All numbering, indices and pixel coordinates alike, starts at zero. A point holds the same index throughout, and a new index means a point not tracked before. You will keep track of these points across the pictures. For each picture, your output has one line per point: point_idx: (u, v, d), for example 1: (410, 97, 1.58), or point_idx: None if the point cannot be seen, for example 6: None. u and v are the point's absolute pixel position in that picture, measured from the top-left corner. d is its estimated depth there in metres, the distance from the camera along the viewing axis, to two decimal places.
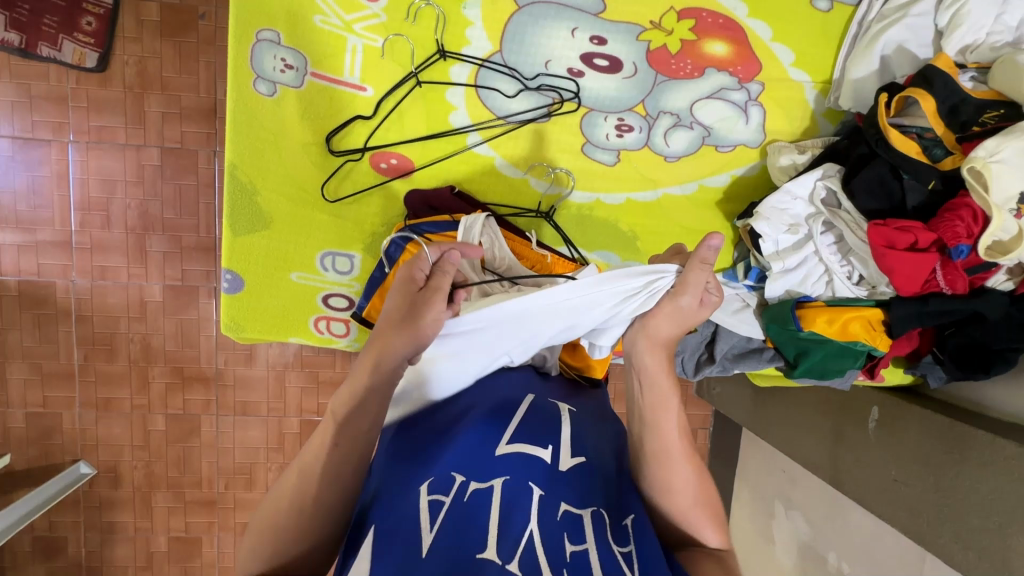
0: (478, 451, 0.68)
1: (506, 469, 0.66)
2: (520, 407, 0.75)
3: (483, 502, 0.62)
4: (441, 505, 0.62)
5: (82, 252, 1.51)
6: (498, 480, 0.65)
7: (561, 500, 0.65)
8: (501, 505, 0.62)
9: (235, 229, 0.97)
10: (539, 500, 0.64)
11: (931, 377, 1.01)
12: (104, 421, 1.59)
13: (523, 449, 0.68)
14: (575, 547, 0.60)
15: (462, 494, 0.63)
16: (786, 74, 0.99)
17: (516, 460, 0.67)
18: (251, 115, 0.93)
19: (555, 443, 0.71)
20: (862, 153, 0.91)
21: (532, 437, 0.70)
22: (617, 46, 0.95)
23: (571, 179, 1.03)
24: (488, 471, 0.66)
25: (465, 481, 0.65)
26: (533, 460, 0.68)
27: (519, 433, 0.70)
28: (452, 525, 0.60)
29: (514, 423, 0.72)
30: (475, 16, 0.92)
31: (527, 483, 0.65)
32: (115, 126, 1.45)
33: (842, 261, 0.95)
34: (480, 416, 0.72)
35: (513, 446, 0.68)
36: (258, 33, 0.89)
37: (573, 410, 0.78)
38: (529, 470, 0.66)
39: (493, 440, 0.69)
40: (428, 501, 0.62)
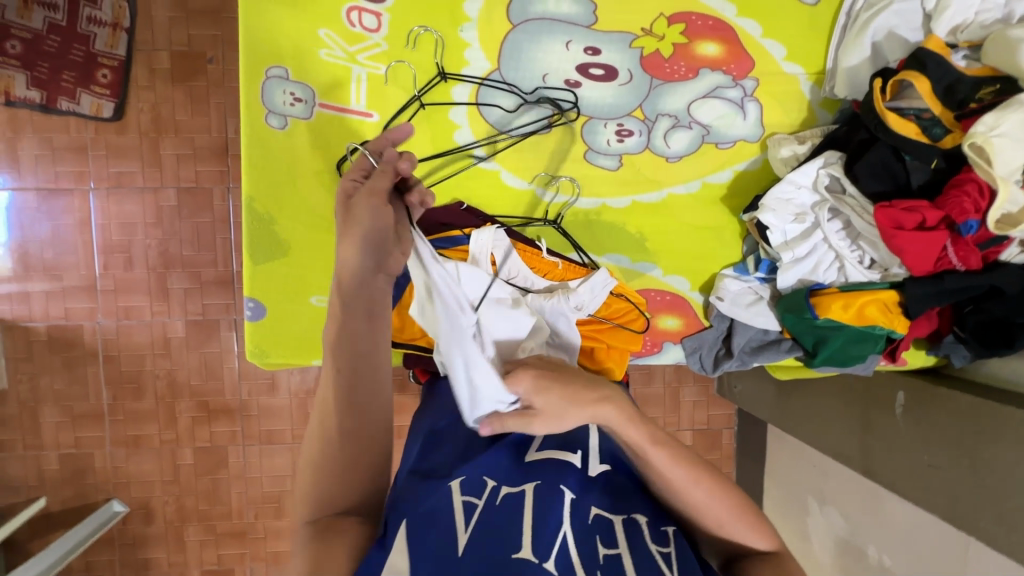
0: (509, 461, 0.70)
1: (538, 474, 0.67)
2: None
3: (515, 504, 0.64)
4: (475, 507, 0.63)
5: (107, 294, 1.56)
6: (530, 484, 0.66)
7: (592, 504, 0.66)
8: (535, 510, 0.63)
9: (255, 258, 1.00)
10: (572, 501, 0.65)
11: (955, 356, 0.99)
12: (135, 458, 1.62)
13: (551, 454, 0.70)
14: (609, 550, 0.61)
15: (494, 497, 0.65)
16: (780, 68, 1.01)
17: (546, 465, 0.69)
18: (265, 148, 0.97)
19: (584, 449, 0.72)
20: (863, 138, 0.92)
21: (560, 444, 0.72)
22: (611, 55, 0.99)
23: (575, 186, 1.05)
24: (520, 476, 0.68)
25: (497, 483, 0.66)
26: (564, 465, 0.69)
27: (547, 441, 0.73)
28: (486, 527, 0.61)
29: (542, 431, 0.74)
30: (472, 38, 0.96)
31: (560, 487, 0.66)
32: (133, 171, 1.52)
33: (852, 246, 0.95)
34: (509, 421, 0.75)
35: (543, 453, 0.71)
36: (267, 70, 0.94)
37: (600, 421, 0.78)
38: (559, 473, 0.68)
39: (523, 446, 0.72)
40: (461, 500, 0.64)
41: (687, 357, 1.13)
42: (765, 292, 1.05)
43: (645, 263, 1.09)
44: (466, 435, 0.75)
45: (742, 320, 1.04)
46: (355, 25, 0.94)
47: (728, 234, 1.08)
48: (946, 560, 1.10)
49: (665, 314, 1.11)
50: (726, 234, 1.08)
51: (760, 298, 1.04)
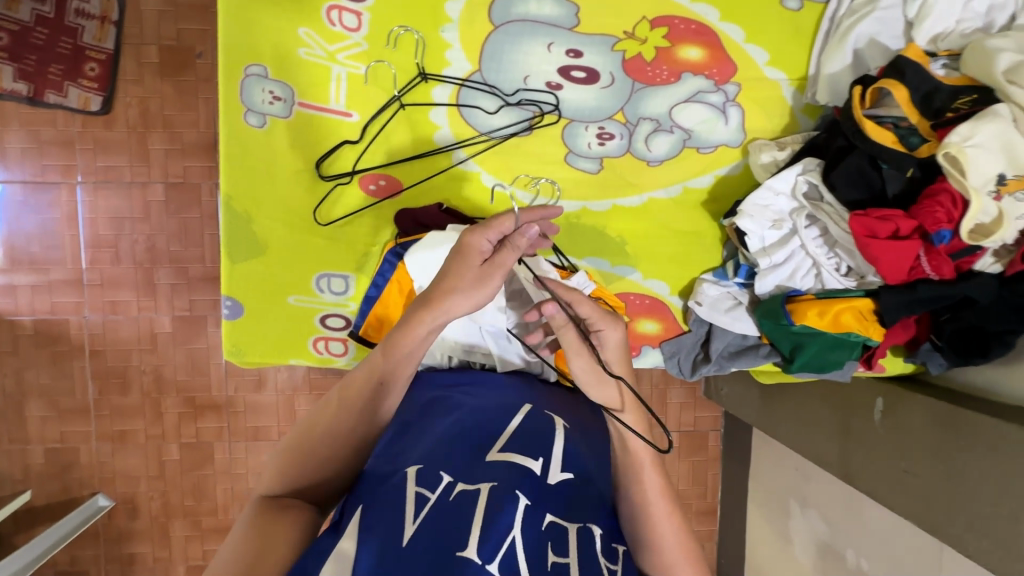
0: (469, 458, 0.69)
1: (495, 475, 0.67)
2: (516, 416, 0.76)
3: (468, 502, 0.63)
4: (427, 500, 0.63)
5: (94, 289, 1.55)
6: (485, 484, 0.66)
7: (546, 512, 0.65)
8: (485, 511, 0.63)
9: (233, 257, 0.99)
10: (525, 508, 0.64)
11: (931, 364, 1.00)
12: (121, 453, 1.62)
13: (511, 458, 0.69)
14: (558, 557, 0.62)
15: (447, 493, 0.64)
16: (762, 73, 1.01)
17: (504, 468, 0.68)
18: (244, 146, 0.96)
19: (546, 455, 0.71)
20: (841, 145, 0.92)
21: (524, 448, 0.71)
22: (593, 58, 0.98)
23: (557, 189, 1.04)
24: (476, 474, 0.67)
25: (452, 480, 0.66)
26: (523, 470, 0.68)
27: (512, 443, 0.71)
28: (435, 523, 0.61)
29: (508, 432, 0.73)
30: (453, 39, 0.96)
31: (516, 491, 0.65)
32: (120, 165, 1.51)
33: (829, 253, 0.95)
34: (473, 420, 0.74)
35: (503, 454, 0.69)
36: (246, 68, 0.93)
37: (568, 427, 0.76)
38: (516, 477, 0.67)
39: (484, 447, 0.71)
40: (414, 492, 0.64)
41: (666, 361, 1.13)
42: (743, 297, 1.05)
43: (626, 266, 1.09)
44: (431, 429, 0.73)
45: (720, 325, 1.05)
46: (335, 24, 0.93)
47: (708, 240, 1.08)
48: (921, 565, 1.11)
49: (646, 318, 1.11)
50: (706, 239, 1.08)
51: (739, 304, 1.05)
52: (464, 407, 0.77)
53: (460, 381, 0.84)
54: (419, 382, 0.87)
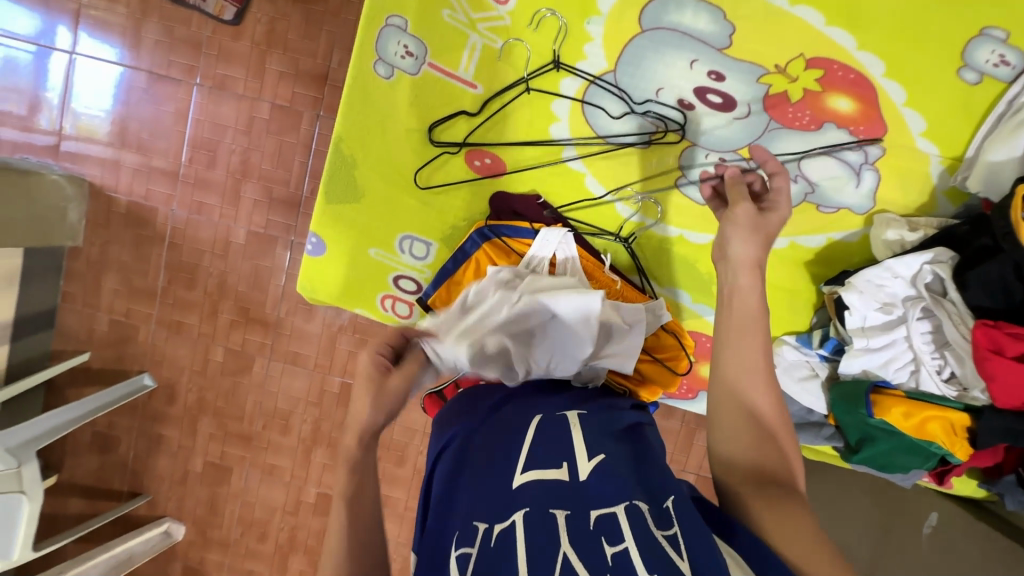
0: (497, 491, 0.66)
1: (525, 499, 0.64)
2: (529, 429, 0.74)
3: (509, 543, 0.60)
4: (469, 558, 0.61)
5: (186, 186, 1.64)
6: (518, 513, 0.62)
7: (590, 509, 0.62)
8: (527, 537, 0.60)
9: (328, 197, 1.01)
10: (566, 520, 0.61)
11: (1009, 498, 0.92)
12: (173, 342, 1.73)
13: (541, 475, 0.67)
14: (614, 549, 0.58)
15: (489, 540, 0.61)
16: (913, 143, 0.93)
17: (533, 491, 0.65)
18: (366, 92, 0.97)
19: (569, 459, 0.68)
20: (984, 245, 0.82)
21: (546, 459, 0.69)
22: (734, 84, 0.93)
23: (659, 211, 1.00)
24: (508, 505, 0.64)
25: (490, 525, 0.63)
26: (552, 484, 0.65)
27: (532, 458, 0.69)
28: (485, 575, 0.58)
29: (526, 452, 0.70)
30: (596, 33, 0.93)
31: (550, 509, 0.62)
32: (236, 77, 1.57)
33: (934, 353, 0.86)
34: (493, 457, 0.71)
35: (527, 475, 0.67)
36: (388, 18, 0.93)
37: (585, 414, 0.78)
38: (551, 495, 0.64)
39: (510, 469, 0.68)
40: (456, 556, 0.62)
41: None
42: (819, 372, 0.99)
43: (705, 306, 1.05)
44: (462, 483, 0.70)
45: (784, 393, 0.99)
46: None
47: (800, 301, 1.02)
48: None
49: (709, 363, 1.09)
50: (799, 301, 1.02)
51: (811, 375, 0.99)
52: (494, 438, 0.74)
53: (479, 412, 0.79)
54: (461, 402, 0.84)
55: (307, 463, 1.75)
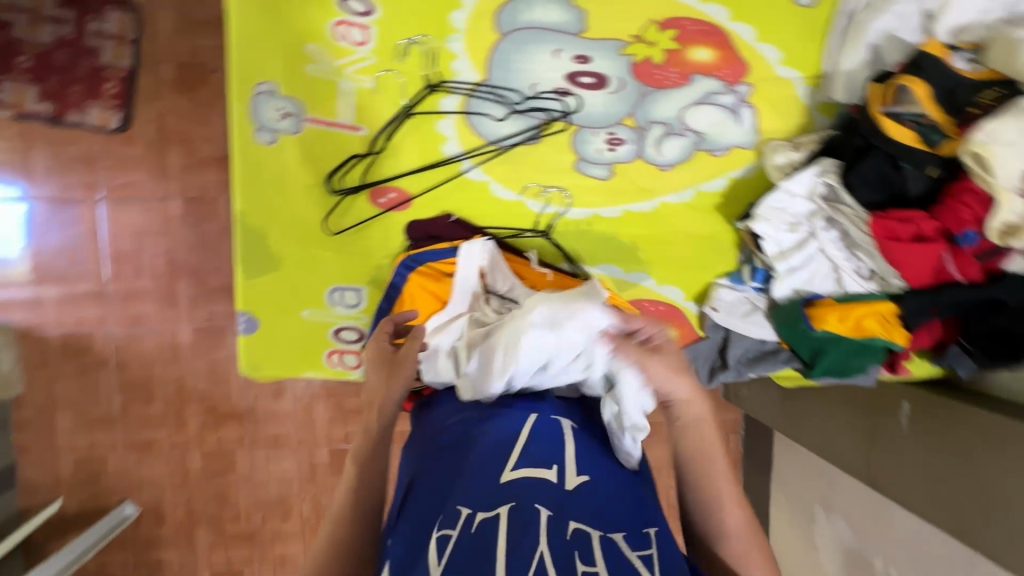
0: (486, 485, 0.67)
1: (512, 492, 0.65)
2: (524, 429, 0.76)
3: (490, 532, 0.60)
4: (449, 540, 0.60)
5: (117, 302, 1.59)
6: (504, 507, 0.63)
7: (571, 518, 0.63)
8: (507, 533, 0.59)
9: (247, 273, 1.00)
10: (547, 519, 0.61)
11: (959, 367, 0.96)
12: (147, 462, 1.66)
13: (531, 472, 0.68)
14: (588, 567, 0.56)
15: (469, 526, 0.61)
16: (775, 72, 0.99)
17: (521, 484, 0.67)
18: (257, 164, 0.97)
19: (560, 463, 0.71)
20: (858, 146, 0.90)
21: (536, 460, 0.71)
22: (601, 63, 0.97)
23: (566, 197, 1.03)
24: (496, 498, 0.64)
25: (471, 511, 0.62)
26: (539, 483, 0.67)
27: (523, 459, 0.71)
28: (458, 560, 0.57)
29: (520, 448, 0.73)
30: (460, 49, 0.96)
31: (534, 504, 0.63)
32: (139, 181, 1.54)
33: (848, 256, 0.92)
34: (486, 448, 0.73)
35: (519, 471, 0.68)
36: (257, 86, 0.95)
37: (576, 427, 0.80)
38: (535, 492, 0.66)
39: (501, 465, 0.70)
40: (437, 536, 0.61)
41: None
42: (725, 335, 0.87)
43: (638, 273, 1.08)
44: (458, 464, 0.72)
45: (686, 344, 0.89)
46: (342, 39, 0.95)
47: (724, 243, 1.06)
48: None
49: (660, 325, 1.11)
50: (722, 243, 1.06)
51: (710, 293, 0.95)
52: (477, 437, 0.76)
53: (467, 418, 0.81)
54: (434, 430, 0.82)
55: None
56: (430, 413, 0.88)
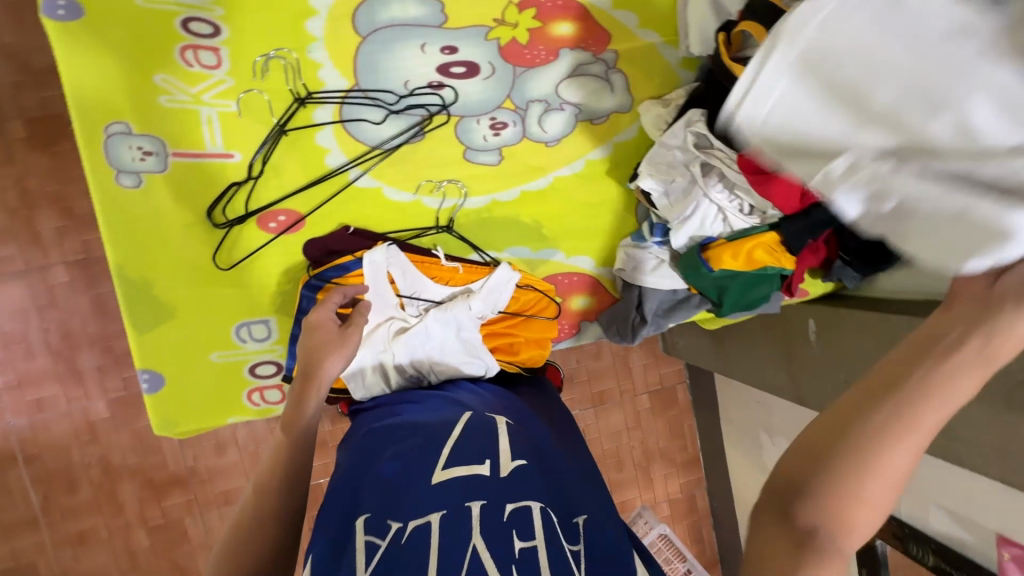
0: (418, 488, 0.66)
1: (445, 492, 0.65)
2: (457, 428, 0.76)
3: (422, 539, 0.60)
4: (377, 547, 0.60)
5: (12, 390, 1.44)
6: (436, 514, 0.62)
7: (506, 502, 0.64)
8: (440, 536, 0.60)
9: (139, 328, 0.93)
10: (481, 511, 0.63)
11: (846, 279, 1.07)
12: (84, 555, 1.51)
13: (470, 470, 0.68)
14: (524, 543, 0.59)
15: (400, 536, 0.60)
16: (635, 37, 1.04)
17: (453, 484, 0.66)
18: (126, 211, 0.91)
19: (493, 457, 0.71)
20: (719, 93, 0.95)
21: (468, 458, 0.70)
22: (470, 51, 0.98)
23: (461, 187, 1.03)
24: (427, 502, 0.64)
25: (403, 522, 0.62)
26: (472, 480, 0.67)
27: (456, 457, 0.70)
28: (390, 565, 0.57)
29: (452, 445, 0.72)
30: (323, 57, 0.93)
31: (466, 504, 0.63)
32: (9, 255, 1.39)
33: (730, 197, 0.96)
34: (420, 447, 0.72)
35: (448, 472, 0.68)
36: (107, 128, 0.88)
37: (511, 424, 0.80)
38: (467, 490, 0.65)
39: (432, 464, 0.69)
40: (364, 541, 0.61)
41: (608, 331, 1.16)
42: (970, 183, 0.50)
43: (548, 249, 1.10)
44: (384, 462, 0.71)
45: (961, 171, 0.51)
46: (193, 64, 0.89)
47: (620, 206, 1.10)
48: None
49: (577, 295, 1.15)
50: (620, 206, 1.10)
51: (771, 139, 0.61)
52: (407, 437, 0.75)
53: (400, 426, 0.79)
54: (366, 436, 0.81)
55: None
56: (360, 418, 0.89)
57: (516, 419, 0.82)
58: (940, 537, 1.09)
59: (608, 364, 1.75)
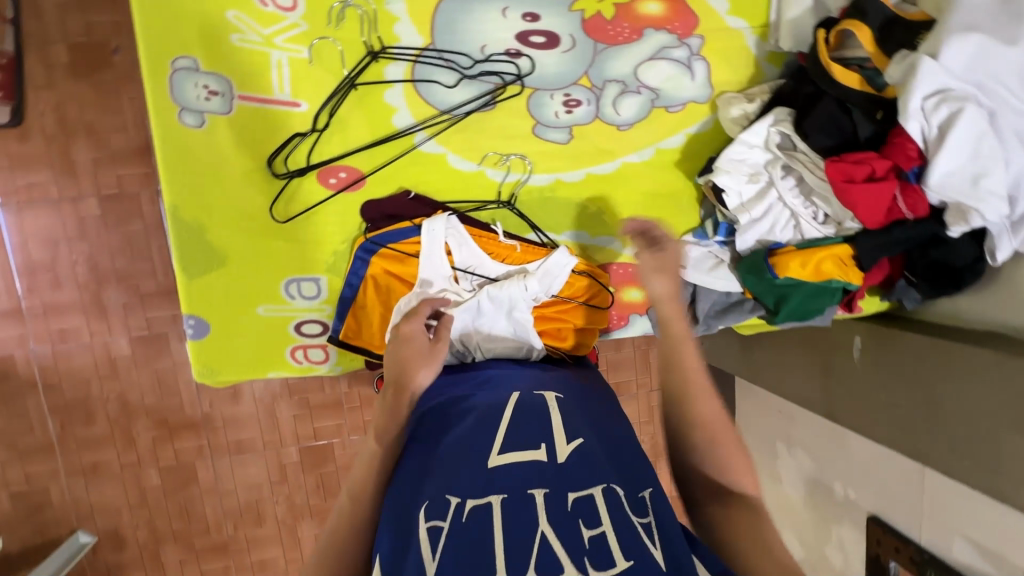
0: (472, 475, 0.65)
1: (503, 480, 0.64)
2: (507, 409, 0.75)
3: (484, 522, 0.59)
4: (441, 531, 0.59)
5: (37, 318, 1.43)
6: (496, 496, 0.61)
7: (568, 492, 0.62)
8: (503, 521, 0.58)
9: (188, 272, 0.91)
10: (544, 499, 0.61)
11: (906, 300, 1.04)
12: (95, 486, 1.53)
13: (522, 456, 0.66)
14: (592, 531, 0.58)
15: (460, 516, 0.60)
16: (724, 24, 0.98)
17: (511, 469, 0.65)
18: (186, 151, 0.88)
19: (548, 440, 0.69)
20: (810, 93, 0.91)
21: (523, 442, 0.69)
22: (552, 21, 0.94)
23: (526, 163, 0.99)
24: (487, 487, 0.63)
25: (461, 500, 0.62)
26: (531, 463, 0.65)
27: (509, 442, 0.69)
28: (454, 553, 0.56)
29: (503, 432, 0.70)
30: (400, 11, 0.89)
31: (528, 490, 0.62)
32: (44, 182, 1.37)
33: (806, 203, 0.94)
34: (469, 431, 0.71)
35: (504, 457, 0.66)
36: (173, 62, 0.85)
37: (561, 398, 0.79)
38: (527, 476, 0.64)
39: (485, 452, 0.67)
40: (427, 528, 0.59)
41: (654, 328, 1.12)
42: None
43: (605, 237, 1.06)
44: (439, 449, 0.70)
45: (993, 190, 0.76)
46: (267, 4, 0.85)
47: (685, 200, 1.07)
48: (906, 489, 1.18)
49: (630, 287, 1.10)
50: (684, 199, 1.06)
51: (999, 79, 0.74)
52: (454, 423, 0.74)
53: (446, 412, 0.78)
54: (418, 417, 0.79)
55: (297, 542, 1.64)
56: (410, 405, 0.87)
57: (565, 396, 0.80)
58: (957, 565, 1.09)
59: (629, 357, 1.73)
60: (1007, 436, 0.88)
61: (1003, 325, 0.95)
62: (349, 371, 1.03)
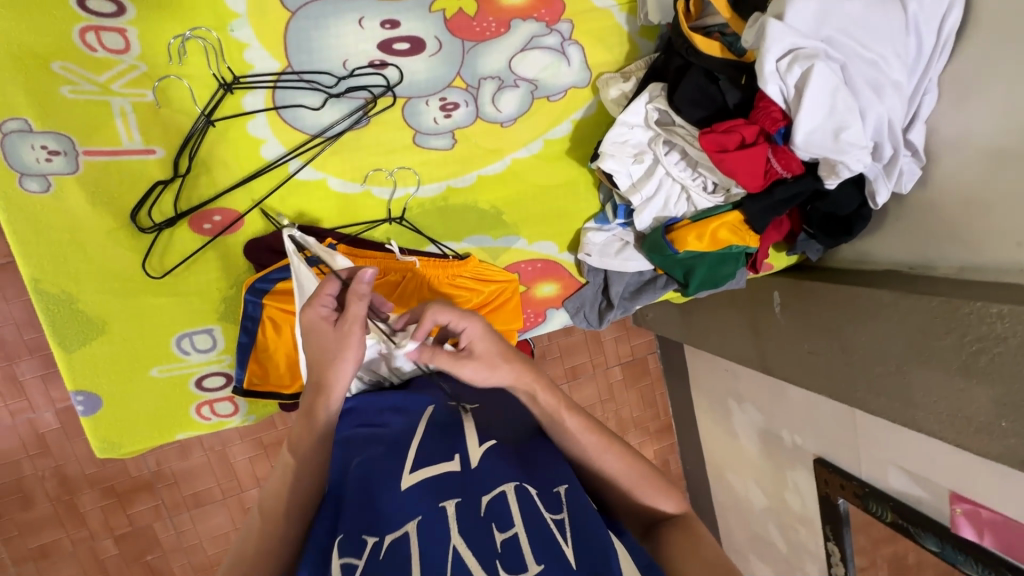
0: (384, 499, 0.62)
1: (412, 501, 0.61)
2: (421, 423, 0.71)
3: (401, 553, 0.57)
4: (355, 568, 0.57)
5: None
6: (411, 522, 0.59)
7: (481, 495, 0.62)
8: (420, 546, 0.57)
9: (66, 347, 0.86)
10: (456, 509, 0.60)
11: (810, 252, 1.08)
12: (49, 569, 1.44)
13: (437, 470, 0.64)
14: (505, 534, 0.58)
15: (377, 551, 0.58)
16: (591, 4, 0.96)
17: (425, 487, 0.62)
18: (34, 219, 0.81)
19: (462, 450, 0.67)
20: (679, 66, 0.90)
21: (436, 454, 0.66)
22: (412, 25, 0.89)
23: (413, 174, 0.97)
24: (399, 512, 0.60)
25: (379, 536, 0.59)
26: (444, 478, 0.63)
27: (423, 456, 0.66)
28: None
29: (416, 443, 0.68)
30: (248, 37, 0.83)
31: (439, 505, 0.61)
32: None
33: (693, 175, 0.95)
34: (379, 451, 0.67)
35: (417, 474, 0.64)
36: (1, 125, 0.77)
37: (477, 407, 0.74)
38: (438, 489, 0.62)
39: (396, 471, 0.64)
40: (340, 564, 0.58)
41: (573, 319, 1.13)
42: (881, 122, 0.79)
43: (510, 236, 1.05)
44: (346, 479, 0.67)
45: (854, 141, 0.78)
46: (96, 50, 0.79)
47: (582, 186, 1.07)
48: (842, 430, 1.21)
49: (542, 282, 1.10)
50: (581, 187, 1.07)
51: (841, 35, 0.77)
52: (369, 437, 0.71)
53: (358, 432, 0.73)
54: (345, 416, 0.76)
55: None
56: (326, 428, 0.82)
57: (478, 400, 0.77)
58: (897, 494, 1.11)
59: (580, 340, 1.73)
60: (913, 368, 0.89)
61: (901, 264, 0.97)
62: (263, 418, 1.01)
